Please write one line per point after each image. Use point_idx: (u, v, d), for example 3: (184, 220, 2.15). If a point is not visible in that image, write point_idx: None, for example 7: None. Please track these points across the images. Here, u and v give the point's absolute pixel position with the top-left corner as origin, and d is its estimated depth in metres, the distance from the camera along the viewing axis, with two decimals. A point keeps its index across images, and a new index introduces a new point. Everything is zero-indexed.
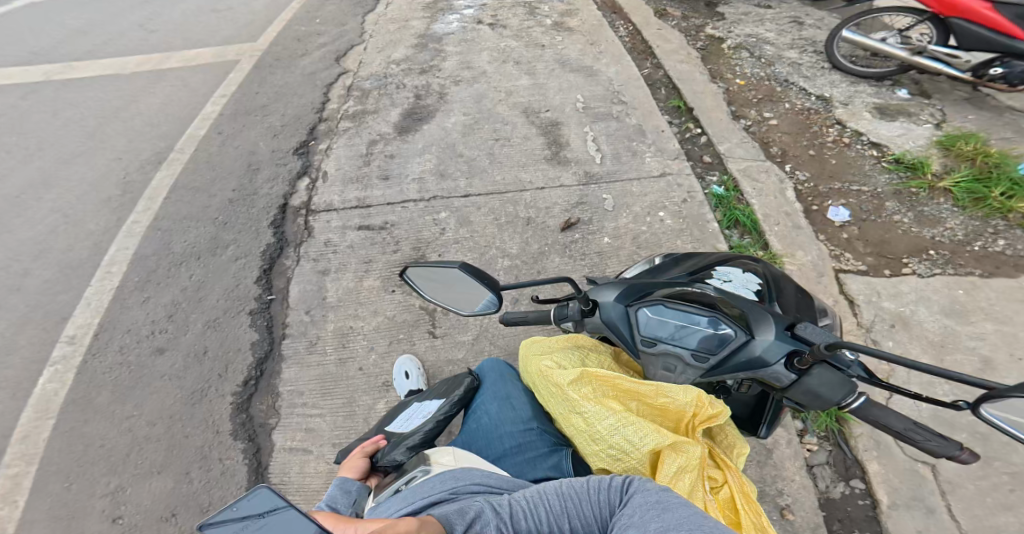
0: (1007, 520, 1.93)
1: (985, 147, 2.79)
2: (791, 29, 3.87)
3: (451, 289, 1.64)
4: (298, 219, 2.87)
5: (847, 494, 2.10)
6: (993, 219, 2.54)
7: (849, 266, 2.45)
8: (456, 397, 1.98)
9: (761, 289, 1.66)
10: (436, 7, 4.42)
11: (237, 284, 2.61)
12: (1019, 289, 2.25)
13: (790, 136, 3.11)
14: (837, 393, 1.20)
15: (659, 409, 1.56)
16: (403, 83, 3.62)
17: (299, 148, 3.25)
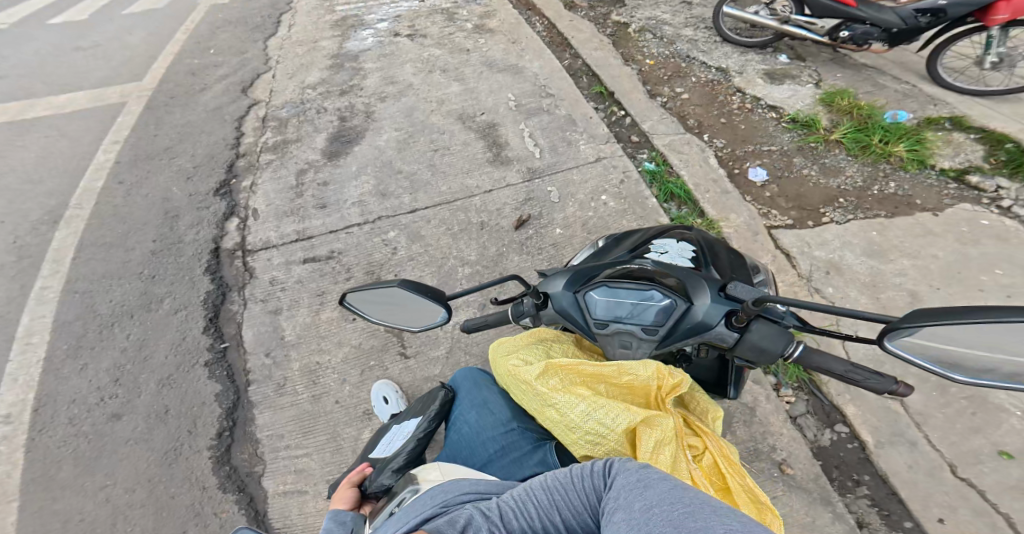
0: (980, 442, 1.99)
1: (856, 101, 3.07)
2: (683, 10, 4.13)
3: (400, 305, 1.31)
4: (236, 262, 2.65)
5: (835, 439, 2.11)
6: (880, 164, 2.79)
7: (777, 221, 2.59)
8: (434, 410, 1.82)
9: (698, 255, 1.60)
10: (345, 24, 4.37)
11: (183, 337, 2.36)
12: (919, 224, 2.46)
13: (702, 107, 3.27)
14: (779, 344, 1.26)
15: (627, 385, 1.37)
16: (323, 107, 3.49)
17: (220, 188, 3.01)
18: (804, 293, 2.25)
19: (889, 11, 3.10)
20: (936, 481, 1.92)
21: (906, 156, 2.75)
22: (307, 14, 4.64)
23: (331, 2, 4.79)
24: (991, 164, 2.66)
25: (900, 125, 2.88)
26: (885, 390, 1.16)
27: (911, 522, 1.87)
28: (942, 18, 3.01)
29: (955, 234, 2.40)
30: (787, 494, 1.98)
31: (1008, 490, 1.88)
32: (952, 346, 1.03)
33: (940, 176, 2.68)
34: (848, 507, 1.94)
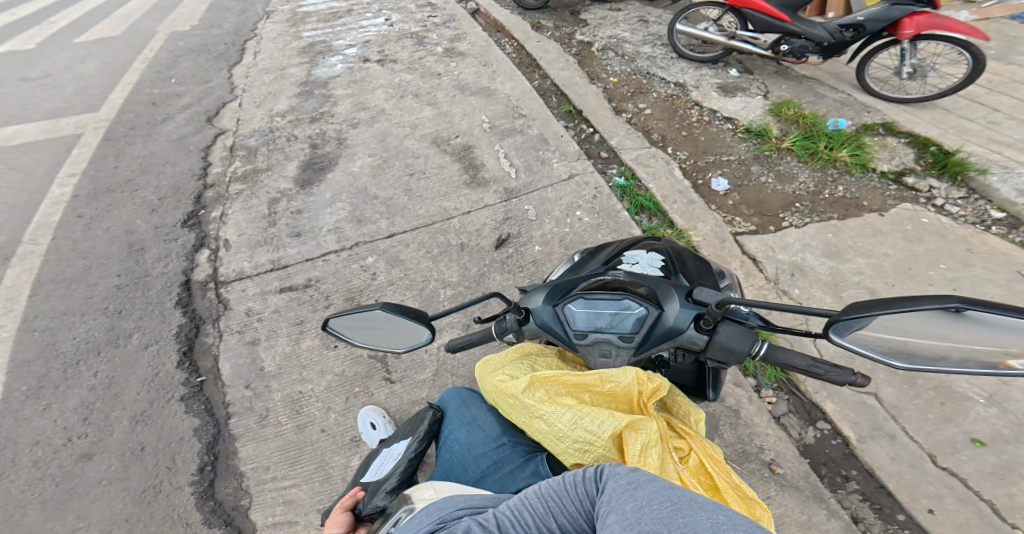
0: (953, 431, 2.05)
1: (801, 110, 3.21)
2: (641, 28, 4.29)
3: (385, 324, 1.30)
4: (209, 293, 2.66)
5: (820, 437, 2.16)
6: (827, 168, 2.91)
7: (742, 228, 2.68)
8: (423, 431, 1.84)
9: (666, 263, 1.66)
10: (313, 51, 4.44)
11: (154, 373, 2.34)
12: (870, 224, 2.56)
13: (664, 122, 3.38)
14: (745, 343, 1.31)
15: (611, 392, 1.40)
16: (293, 134, 3.54)
17: (187, 220, 3.02)
18: (773, 295, 2.32)
19: (822, 26, 3.33)
20: (919, 472, 1.98)
21: (849, 160, 2.87)
22: (273, 42, 4.70)
23: (296, 29, 4.87)
24: (923, 165, 2.82)
25: (841, 132, 3.01)
26: (844, 382, 1.21)
27: (903, 514, 1.92)
28: (862, 31, 3.23)
29: (902, 231, 2.51)
30: (781, 494, 2.00)
31: (988, 476, 1.94)
32: (892, 333, 1.09)
33: (881, 179, 2.80)
34: (841, 503, 1.98)
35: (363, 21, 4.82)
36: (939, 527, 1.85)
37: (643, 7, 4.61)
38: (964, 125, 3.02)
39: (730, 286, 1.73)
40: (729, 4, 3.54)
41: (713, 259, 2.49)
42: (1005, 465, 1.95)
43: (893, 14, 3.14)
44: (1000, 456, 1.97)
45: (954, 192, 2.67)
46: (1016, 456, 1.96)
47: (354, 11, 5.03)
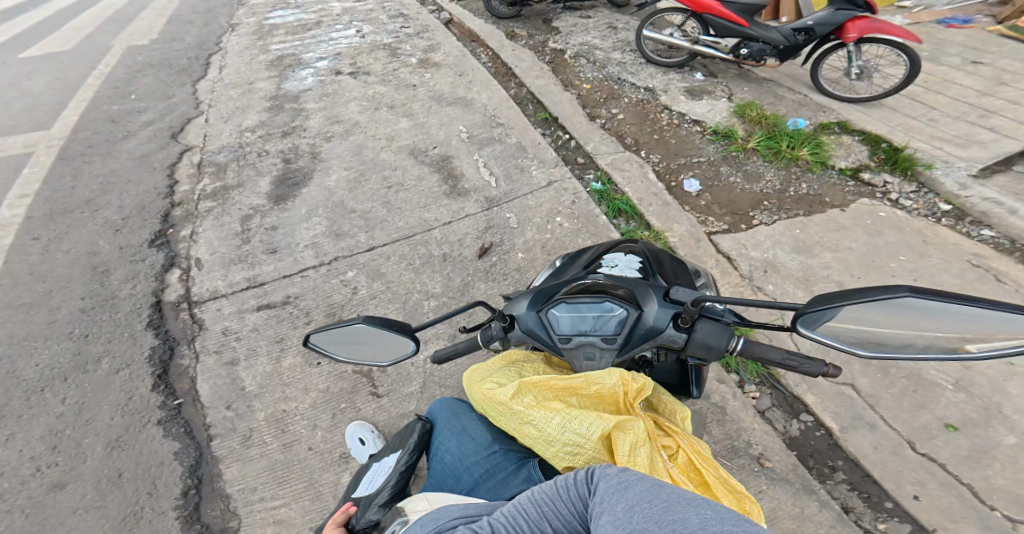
0: (928, 418, 2.10)
1: (763, 111, 3.30)
2: (610, 34, 4.37)
3: (369, 339, 1.29)
4: (183, 314, 2.63)
5: (804, 429, 2.19)
6: (790, 167, 2.99)
7: (714, 227, 2.72)
8: (412, 443, 1.84)
9: (645, 264, 1.67)
10: (282, 65, 4.44)
11: (128, 397, 2.31)
12: (834, 219, 2.64)
13: (635, 127, 3.44)
14: (722, 339, 1.33)
15: (598, 394, 1.39)
16: (265, 149, 3.53)
17: (154, 240, 2.99)
18: (748, 292, 2.36)
19: (775, 30, 3.40)
20: (901, 459, 2.01)
21: (809, 159, 2.96)
22: (238, 55, 4.70)
23: (263, 42, 4.87)
24: (876, 161, 2.92)
25: (800, 132, 3.10)
26: (817, 373, 1.22)
27: (891, 502, 1.94)
28: (813, 35, 3.36)
29: (862, 226, 2.59)
30: (772, 488, 2.02)
31: (964, 459, 1.98)
32: (851, 323, 1.12)
33: (839, 175, 2.91)
34: (830, 494, 2.00)
35: (334, 33, 4.83)
36: (925, 513, 1.88)
37: (612, 13, 4.71)
38: (908, 123, 3.12)
39: (706, 285, 1.75)
40: (691, 10, 3.62)
41: (689, 258, 2.53)
42: (978, 448, 2.00)
43: (838, 18, 3.27)
44: (973, 440, 2.02)
45: (906, 186, 2.79)
46: (988, 439, 2.02)
47: (324, 23, 5.04)
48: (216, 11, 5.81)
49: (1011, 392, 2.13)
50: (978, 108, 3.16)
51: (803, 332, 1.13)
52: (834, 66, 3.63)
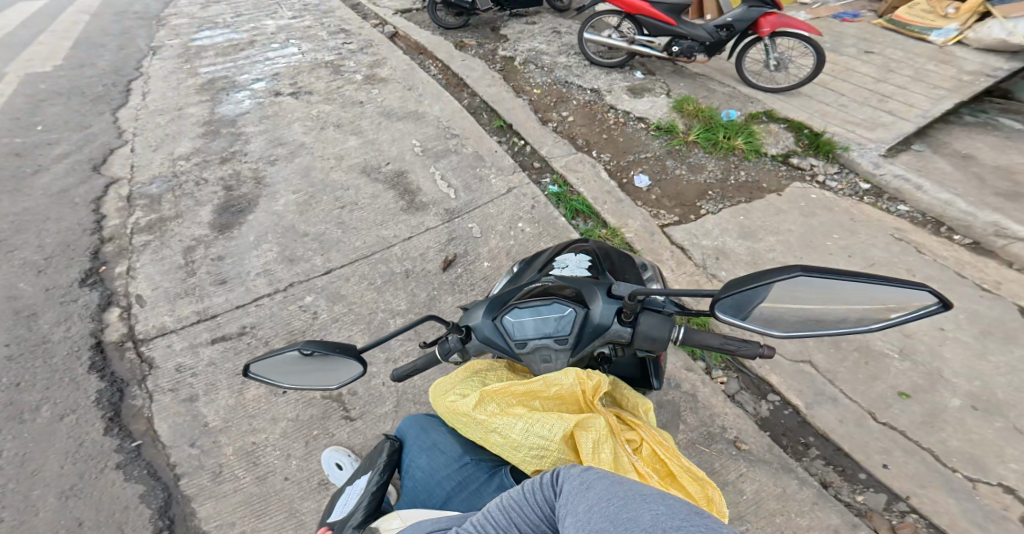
0: (882, 388, 2.18)
1: (698, 105, 3.55)
2: (555, 38, 4.47)
3: (312, 364, 1.29)
4: (128, 353, 2.37)
5: (773, 408, 2.22)
6: (729, 157, 3.24)
7: (667, 220, 2.87)
8: (384, 462, 1.78)
9: (593, 262, 1.70)
10: (214, 88, 4.16)
11: (78, 444, 2.07)
12: (770, 204, 2.91)
13: (586, 128, 3.53)
14: (665, 330, 1.37)
15: (558, 395, 1.37)
16: (203, 177, 3.28)
17: (84, 277, 2.68)
18: (704, 280, 2.49)
19: (700, 27, 3.65)
20: (866, 430, 2.07)
21: (744, 148, 3.23)
22: (163, 80, 4.31)
23: (191, 65, 4.51)
24: (802, 147, 3.26)
25: (733, 123, 3.39)
26: (754, 355, 1.29)
27: (864, 473, 1.99)
28: (733, 31, 3.63)
29: (799, 208, 2.88)
30: (752, 470, 2.02)
31: (921, 425, 2.07)
32: (787, 303, 1.16)
33: (773, 161, 3.20)
34: (809, 471, 2.03)
35: (271, 53, 4.59)
36: (896, 480, 1.94)
37: (555, 19, 4.83)
38: (824, 110, 3.48)
39: (652, 277, 1.79)
40: (624, 11, 3.80)
41: (647, 253, 2.64)
42: (930, 413, 2.10)
43: (752, 15, 3.58)
44: (925, 405, 2.12)
45: (830, 167, 3.14)
46: (937, 403, 2.12)
47: (258, 43, 4.75)
48: (131, 32, 5.21)
49: (947, 356, 2.25)
50: (877, 93, 3.57)
51: (742, 317, 1.17)
52: (754, 58, 3.93)
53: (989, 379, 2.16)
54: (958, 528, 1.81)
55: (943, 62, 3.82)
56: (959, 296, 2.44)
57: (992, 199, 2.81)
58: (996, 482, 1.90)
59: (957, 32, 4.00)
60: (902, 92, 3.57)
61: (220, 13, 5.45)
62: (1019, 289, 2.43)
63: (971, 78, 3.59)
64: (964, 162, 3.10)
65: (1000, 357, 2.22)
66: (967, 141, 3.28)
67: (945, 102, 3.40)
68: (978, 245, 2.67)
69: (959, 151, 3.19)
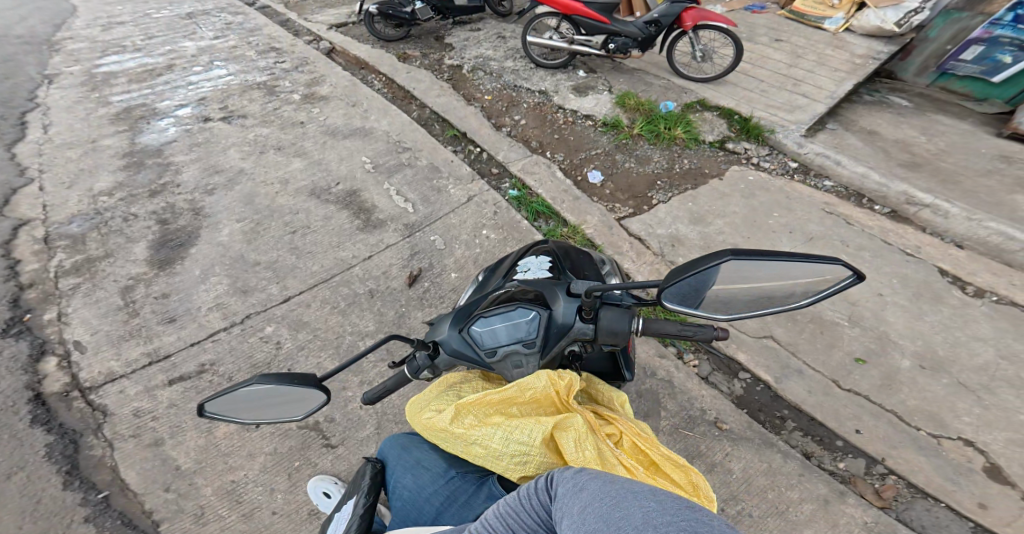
0: (841, 356, 2.25)
1: (639, 99, 3.64)
2: (500, 43, 4.54)
3: (275, 397, 1.25)
4: (76, 403, 2.24)
5: (746, 386, 2.24)
6: (672, 147, 3.33)
7: (623, 213, 2.94)
8: (367, 485, 1.55)
9: (554, 261, 1.65)
10: (130, 117, 3.84)
11: (35, 503, 1.95)
12: (716, 188, 3.01)
13: (538, 129, 3.58)
14: (625, 322, 1.33)
15: (535, 399, 1.31)
16: (131, 212, 3.08)
17: (6, 328, 2.47)
18: (665, 267, 2.58)
19: (631, 24, 3.75)
20: (833, 398, 2.13)
21: (685, 137, 3.33)
22: (68, 110, 3.92)
23: (99, 93, 4.12)
24: (734, 132, 3.39)
25: (671, 114, 3.47)
26: (710, 338, 1.30)
27: (841, 440, 2.04)
28: (661, 26, 3.73)
29: (739, 190, 3.00)
30: (737, 448, 2.03)
31: (882, 388, 2.14)
32: (737, 284, 1.18)
33: (711, 148, 3.32)
34: (790, 444, 2.06)
35: (193, 76, 4.29)
36: (870, 444, 2.00)
37: (498, 24, 4.90)
38: (748, 95, 3.61)
39: (612, 271, 1.78)
40: (561, 13, 3.86)
41: (608, 247, 2.70)
42: (887, 376, 2.17)
43: (676, 9, 3.69)
44: (881, 368, 2.20)
45: (761, 150, 3.28)
46: (891, 366, 2.20)
47: (177, 66, 4.43)
48: (19, 59, 4.59)
49: (891, 319, 2.35)
50: (790, 78, 3.74)
51: (696, 305, 1.20)
52: (683, 51, 4.07)
53: (928, 338, 2.28)
54: (934, 485, 1.88)
55: (837, 47, 4.03)
56: (890, 262, 2.57)
57: (899, 169, 3.01)
58: (957, 437, 1.99)
59: (844, 20, 4.19)
60: (810, 76, 3.74)
61: (128, 35, 4.96)
62: (936, 253, 2.61)
63: (862, 61, 3.83)
64: (871, 138, 3.30)
65: (934, 317, 2.34)
66: (869, 118, 3.49)
67: (847, 83, 3.61)
68: (895, 213, 2.85)
69: (866, 127, 3.40)
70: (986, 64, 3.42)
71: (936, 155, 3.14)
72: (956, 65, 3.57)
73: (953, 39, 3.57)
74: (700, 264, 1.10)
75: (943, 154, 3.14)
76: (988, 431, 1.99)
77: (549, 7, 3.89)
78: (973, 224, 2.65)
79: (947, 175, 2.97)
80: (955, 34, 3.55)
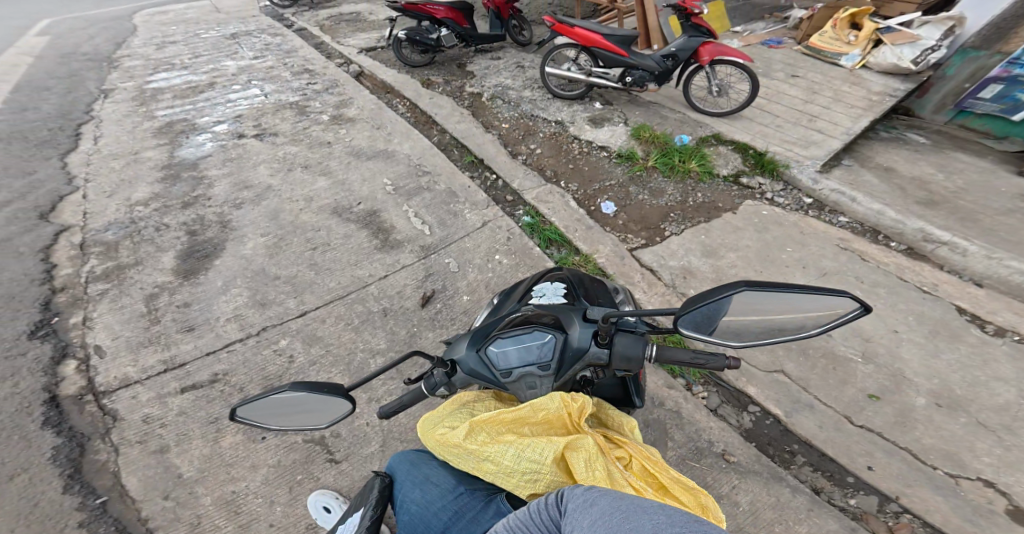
0: (853, 392, 2.23)
1: (654, 131, 3.72)
2: (519, 73, 4.66)
3: (306, 404, 1.28)
4: (88, 406, 2.27)
5: (755, 419, 2.22)
6: (686, 180, 3.37)
7: (634, 244, 2.97)
8: (375, 498, 1.56)
9: (569, 287, 1.67)
10: (171, 131, 3.97)
11: (33, 505, 1.97)
12: (730, 221, 3.04)
13: (553, 158, 3.65)
14: (639, 349, 1.35)
15: (546, 420, 1.31)
16: (163, 222, 3.16)
17: (35, 330, 2.53)
18: (676, 299, 2.60)
19: (649, 58, 3.86)
20: (845, 433, 2.10)
21: (699, 170, 3.38)
22: (117, 122, 4.08)
23: (147, 107, 4.28)
24: (748, 166, 3.44)
25: (686, 147, 3.54)
26: (722, 367, 1.31)
27: (852, 476, 2.01)
28: (678, 60, 3.82)
29: (753, 224, 3.02)
30: (744, 481, 2.00)
31: (895, 425, 2.12)
32: (748, 316, 1.20)
33: (725, 182, 3.36)
34: (799, 478, 2.03)
35: (231, 95, 4.44)
36: (883, 481, 1.97)
37: (519, 54, 5.03)
38: (763, 130, 3.67)
39: (625, 299, 1.80)
40: (580, 45, 3.96)
41: (619, 276, 2.73)
42: (901, 413, 2.15)
43: (693, 44, 3.79)
44: (894, 405, 2.17)
45: (776, 185, 3.31)
46: (905, 403, 2.18)
47: (218, 84, 4.60)
48: (80, 74, 4.83)
49: (906, 357, 2.33)
50: (806, 114, 3.79)
51: (708, 333, 1.21)
52: (698, 85, 4.15)
53: (945, 376, 2.25)
54: (951, 525, 1.84)
55: (854, 84, 4.09)
56: (906, 299, 2.57)
57: (915, 207, 3.02)
58: (976, 477, 1.96)
59: (861, 57, 4.25)
60: (827, 112, 3.79)
61: (177, 54, 5.20)
62: (954, 292, 2.60)
63: (879, 98, 3.87)
64: (887, 174, 3.32)
65: (950, 355, 2.33)
66: (886, 155, 3.52)
67: (863, 120, 3.65)
68: (912, 250, 2.85)
69: (882, 164, 3.42)
70: (1005, 102, 3.48)
71: (954, 193, 3.14)
72: (974, 103, 3.63)
73: (972, 77, 3.61)
74: (712, 294, 1.13)
75: (962, 193, 3.14)
76: (1009, 473, 1.95)
77: (568, 39, 4.00)
78: (992, 263, 2.64)
79: (966, 213, 2.98)
80: (974, 73, 3.60)
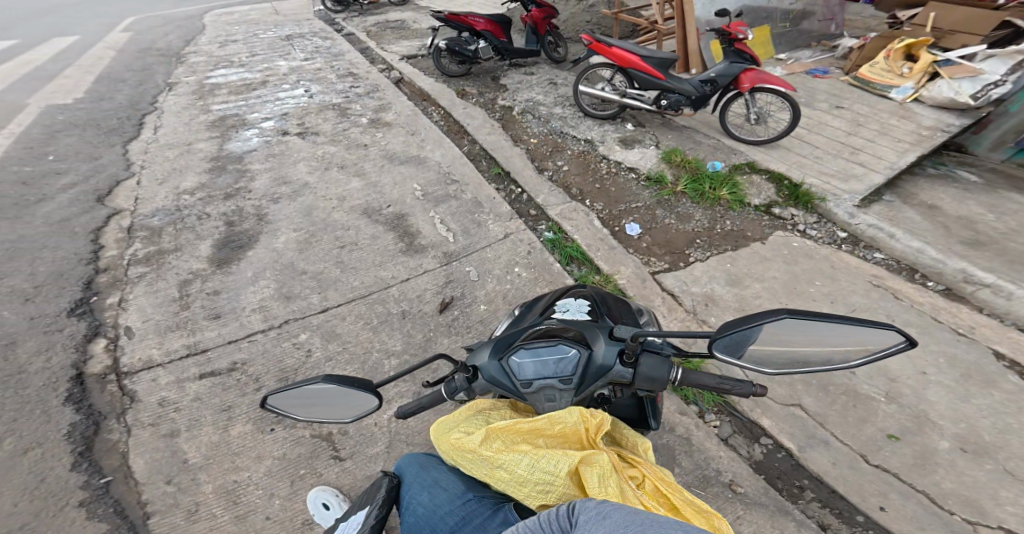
0: (872, 431, 2.20)
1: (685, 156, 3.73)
2: (552, 89, 4.71)
3: (330, 398, 1.30)
4: (109, 386, 2.31)
5: (766, 452, 2.20)
6: (715, 207, 3.38)
7: (657, 267, 2.98)
8: (381, 497, 1.56)
9: (593, 305, 1.68)
10: (224, 124, 4.08)
11: (40, 480, 1.99)
12: (755, 251, 3.04)
13: (580, 177, 3.68)
14: (663, 371, 1.36)
15: (562, 433, 1.31)
16: (205, 212, 3.23)
17: (74, 307, 2.60)
18: (695, 325, 2.59)
19: (686, 82, 3.88)
20: (859, 472, 2.07)
21: (729, 198, 3.38)
22: (177, 114, 4.21)
23: (204, 101, 4.41)
24: (782, 198, 3.43)
25: (718, 174, 3.55)
26: (747, 393, 1.32)
27: (862, 515, 1.98)
28: (716, 85, 3.85)
29: (781, 255, 3.01)
30: (749, 512, 1.98)
31: (913, 468, 2.08)
32: (775, 346, 1.20)
33: (756, 211, 3.36)
34: (806, 513, 2.00)
35: (280, 93, 4.55)
36: (895, 523, 1.93)
37: (551, 70, 5.09)
38: (801, 160, 3.67)
39: (649, 321, 1.80)
40: (616, 65, 4.01)
41: (639, 298, 2.73)
42: (921, 455, 2.11)
43: (733, 70, 3.80)
44: (915, 447, 2.14)
45: (809, 217, 3.30)
46: (927, 446, 2.14)
47: (270, 82, 4.73)
48: (151, 68, 5.04)
49: (932, 400, 2.29)
50: (848, 146, 3.79)
51: (735, 359, 1.21)
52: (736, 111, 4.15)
53: (974, 422, 2.21)
54: None
55: (903, 118, 4.06)
56: (937, 340, 2.53)
57: (958, 247, 2.99)
58: (996, 526, 1.91)
59: (913, 90, 4.24)
60: (870, 145, 3.78)
61: (236, 52, 5.39)
62: (993, 336, 2.55)
63: (929, 133, 3.83)
64: (931, 212, 3.29)
65: (981, 401, 2.28)
66: (931, 193, 3.48)
67: (909, 155, 3.63)
68: (950, 291, 2.82)
69: (926, 202, 3.39)
70: None
71: (1003, 234, 3.09)
72: None
73: None
74: (740, 324, 1.14)
75: (1012, 235, 3.08)
76: None
77: (606, 59, 4.04)
78: None
79: (1015, 255, 2.91)
80: None
